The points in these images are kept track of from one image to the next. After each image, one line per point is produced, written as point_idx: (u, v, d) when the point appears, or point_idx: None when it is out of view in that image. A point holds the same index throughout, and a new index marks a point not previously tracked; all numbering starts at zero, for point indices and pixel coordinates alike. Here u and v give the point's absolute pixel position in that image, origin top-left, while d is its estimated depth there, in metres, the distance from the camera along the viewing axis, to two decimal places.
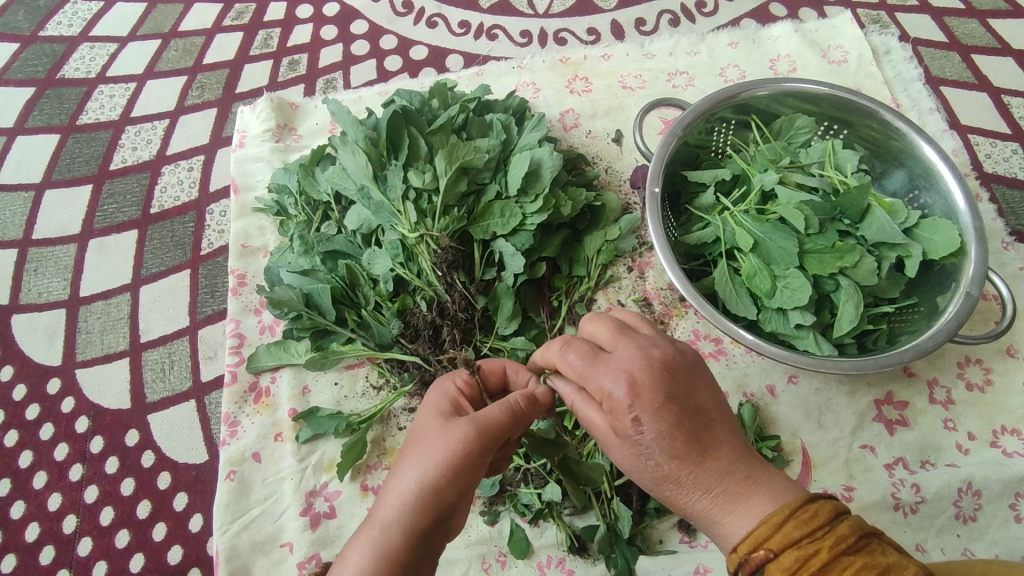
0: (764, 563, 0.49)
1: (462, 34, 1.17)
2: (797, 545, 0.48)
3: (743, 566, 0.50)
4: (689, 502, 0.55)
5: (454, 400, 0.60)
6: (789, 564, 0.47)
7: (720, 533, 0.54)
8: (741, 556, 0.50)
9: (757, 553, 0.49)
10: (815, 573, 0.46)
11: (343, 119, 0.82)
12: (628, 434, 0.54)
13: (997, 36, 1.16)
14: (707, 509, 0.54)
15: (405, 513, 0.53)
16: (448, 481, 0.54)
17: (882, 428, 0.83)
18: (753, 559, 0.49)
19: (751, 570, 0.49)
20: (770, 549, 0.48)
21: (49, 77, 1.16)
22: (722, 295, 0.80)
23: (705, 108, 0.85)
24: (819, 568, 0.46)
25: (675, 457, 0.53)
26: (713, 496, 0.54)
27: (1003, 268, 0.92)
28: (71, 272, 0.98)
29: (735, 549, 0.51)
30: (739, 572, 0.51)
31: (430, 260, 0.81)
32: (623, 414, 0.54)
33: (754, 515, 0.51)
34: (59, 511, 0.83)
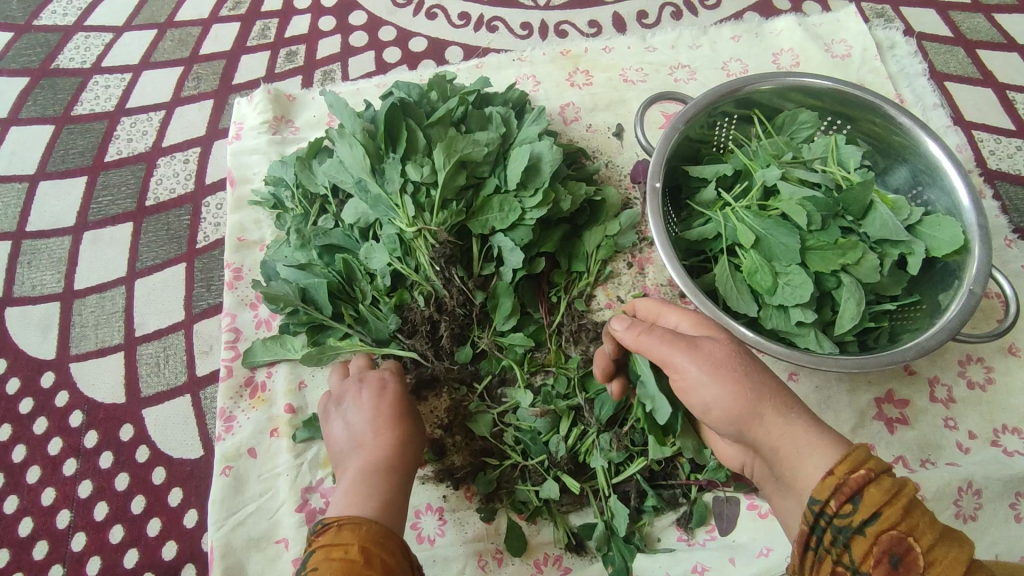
0: (864, 483, 0.47)
1: (462, 26, 1.16)
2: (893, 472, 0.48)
3: (840, 488, 0.48)
4: (769, 430, 0.54)
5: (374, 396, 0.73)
6: (890, 487, 0.46)
7: (804, 463, 0.52)
8: (839, 477, 0.48)
9: (856, 473, 0.48)
10: (911, 497, 0.46)
11: (341, 111, 0.81)
12: (700, 349, 0.58)
13: (1004, 31, 1.14)
14: (793, 443, 0.53)
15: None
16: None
17: (882, 427, 0.83)
18: (852, 481, 0.48)
19: (849, 492, 0.47)
20: (870, 469, 0.47)
21: (44, 67, 1.14)
22: (723, 291, 0.79)
23: (708, 102, 0.84)
24: (912, 495, 0.46)
25: (742, 378, 0.55)
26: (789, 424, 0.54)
27: (1006, 265, 0.92)
28: (65, 265, 0.97)
29: (829, 472, 0.49)
30: (833, 498, 0.48)
31: (428, 254, 0.80)
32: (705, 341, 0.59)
33: (842, 447, 0.52)
34: (53, 506, 0.83)
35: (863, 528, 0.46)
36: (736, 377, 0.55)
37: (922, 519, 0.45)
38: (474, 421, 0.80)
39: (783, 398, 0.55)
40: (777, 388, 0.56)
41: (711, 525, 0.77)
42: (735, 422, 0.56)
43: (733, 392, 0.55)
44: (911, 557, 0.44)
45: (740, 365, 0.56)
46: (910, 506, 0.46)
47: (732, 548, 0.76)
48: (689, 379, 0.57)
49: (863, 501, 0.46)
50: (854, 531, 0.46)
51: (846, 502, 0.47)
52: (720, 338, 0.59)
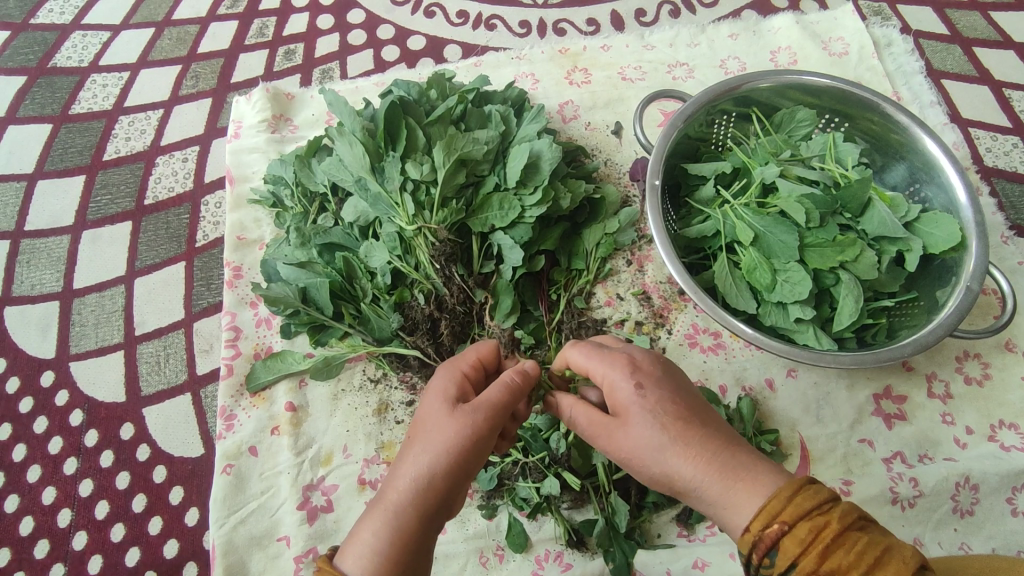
0: (779, 537, 0.48)
1: (460, 25, 1.16)
2: (808, 518, 0.48)
3: (757, 544, 0.49)
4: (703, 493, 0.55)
5: (459, 381, 0.62)
6: (804, 538, 0.47)
7: (731, 519, 0.53)
8: (755, 535, 0.50)
9: (770, 529, 0.49)
10: (827, 542, 0.47)
11: (340, 109, 0.80)
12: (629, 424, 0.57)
13: (999, 29, 1.15)
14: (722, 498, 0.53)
15: (408, 499, 0.56)
16: (452, 470, 0.57)
17: (881, 423, 0.83)
18: (766, 537, 0.49)
19: (766, 548, 0.49)
20: (784, 522, 0.48)
21: (41, 65, 1.14)
22: (722, 288, 0.80)
23: (707, 100, 0.84)
24: (830, 539, 0.47)
25: (675, 445, 0.55)
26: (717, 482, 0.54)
27: (1003, 262, 0.92)
28: (64, 264, 0.97)
29: (747, 528, 0.51)
30: (753, 553, 0.50)
31: (428, 252, 0.80)
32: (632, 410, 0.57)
33: (763, 493, 0.52)
34: (54, 505, 0.83)
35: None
36: (675, 443, 0.55)
37: (840, 559, 0.46)
38: None
39: (721, 450, 0.55)
40: (699, 446, 0.55)
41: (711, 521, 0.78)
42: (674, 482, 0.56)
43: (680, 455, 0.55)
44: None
45: (690, 427, 0.56)
46: (827, 552, 0.47)
47: (732, 543, 0.76)
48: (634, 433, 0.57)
49: (779, 555, 0.48)
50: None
51: (764, 556, 0.49)
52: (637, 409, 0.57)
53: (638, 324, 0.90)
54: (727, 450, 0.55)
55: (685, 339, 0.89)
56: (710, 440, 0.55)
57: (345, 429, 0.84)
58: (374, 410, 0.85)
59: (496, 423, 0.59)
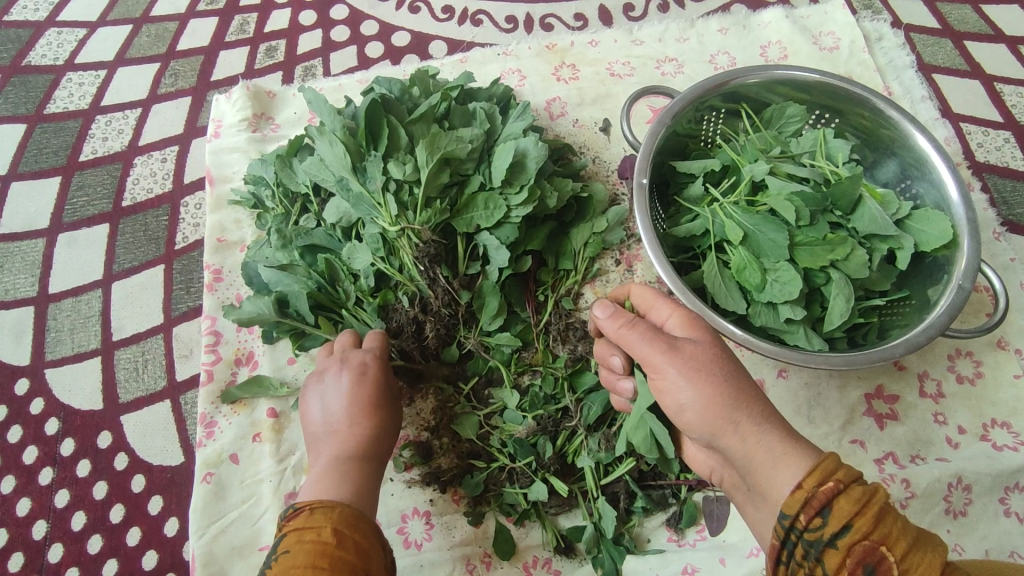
0: (833, 495, 0.47)
1: (446, 20, 1.14)
2: (861, 482, 0.48)
3: (809, 500, 0.48)
4: (743, 438, 0.54)
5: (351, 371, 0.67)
6: (858, 496, 0.47)
7: (774, 477, 0.52)
8: (807, 491, 0.48)
9: (824, 486, 0.48)
10: (880, 506, 0.46)
11: (320, 108, 0.78)
12: (682, 351, 0.56)
13: (991, 22, 1.14)
14: (768, 452, 0.53)
15: (345, 438, 0.63)
16: (374, 409, 0.66)
17: (872, 423, 0.82)
18: (820, 494, 0.48)
19: (818, 505, 0.47)
20: (839, 480, 0.48)
21: (14, 64, 1.11)
22: (711, 289, 0.78)
23: (695, 96, 0.82)
24: (882, 504, 0.46)
25: (719, 390, 0.54)
26: (770, 437, 0.53)
27: (995, 258, 0.91)
28: (39, 268, 0.94)
29: (799, 485, 0.49)
30: (802, 512, 0.48)
31: (412, 254, 0.78)
32: (691, 344, 0.57)
33: (808, 454, 0.52)
34: (29, 516, 0.81)
35: (834, 540, 0.46)
36: (715, 385, 0.54)
37: (891, 526, 0.46)
38: (459, 423, 0.79)
39: (763, 407, 0.55)
40: (752, 398, 0.55)
41: (701, 525, 0.77)
42: (707, 427, 0.55)
43: (710, 401, 0.54)
44: (883, 564, 0.44)
45: (725, 377, 0.55)
46: (880, 515, 0.46)
47: (722, 548, 0.75)
48: (666, 380, 0.56)
49: (833, 514, 0.47)
50: (825, 543, 0.46)
51: (815, 516, 0.47)
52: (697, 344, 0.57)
53: None
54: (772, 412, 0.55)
55: None
56: (751, 395, 0.55)
57: None
58: None
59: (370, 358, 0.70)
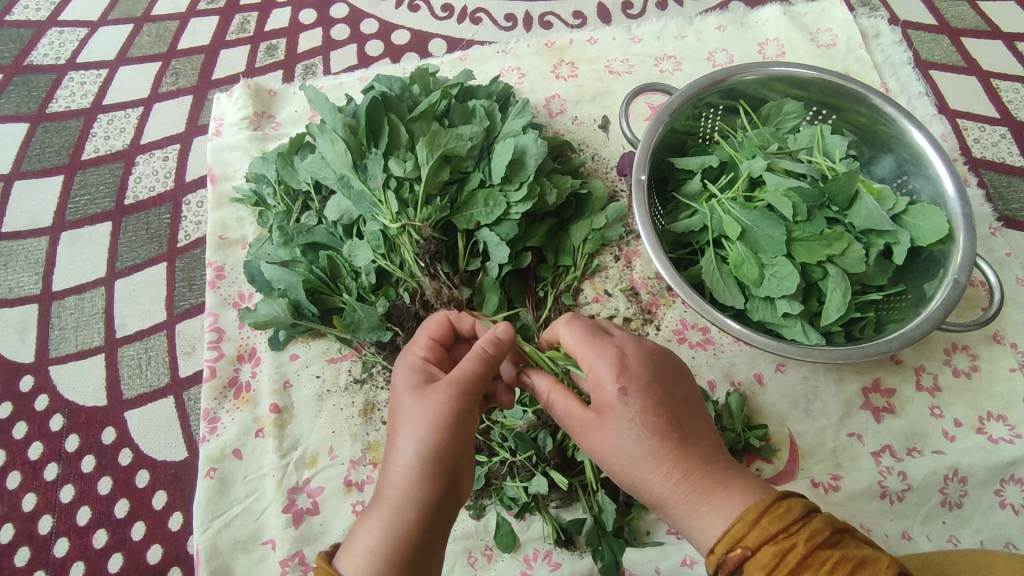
0: (742, 561, 0.51)
1: (445, 19, 1.14)
2: (773, 542, 0.50)
3: (721, 566, 0.52)
4: (658, 503, 0.58)
5: (426, 374, 0.61)
6: (766, 561, 0.49)
7: (694, 536, 0.56)
8: (718, 558, 0.52)
9: (733, 553, 0.51)
10: (794, 564, 0.48)
11: (321, 106, 0.79)
12: (586, 438, 0.58)
13: (987, 19, 1.14)
14: (681, 516, 0.56)
15: (407, 497, 0.56)
16: (445, 437, 0.56)
17: (869, 416, 0.83)
18: (730, 560, 0.51)
19: (728, 572, 0.51)
20: (746, 547, 0.51)
21: (17, 63, 1.12)
22: (709, 284, 0.79)
23: (693, 93, 0.83)
24: (796, 563, 0.48)
25: (623, 471, 0.57)
26: (681, 504, 0.56)
27: (991, 253, 0.92)
28: (43, 266, 0.95)
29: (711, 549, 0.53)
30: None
31: (412, 250, 0.79)
32: (594, 430, 0.57)
33: (728, 513, 0.54)
34: (34, 511, 0.81)
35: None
36: (620, 468, 0.57)
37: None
38: None
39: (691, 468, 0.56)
40: (657, 473, 0.56)
41: None
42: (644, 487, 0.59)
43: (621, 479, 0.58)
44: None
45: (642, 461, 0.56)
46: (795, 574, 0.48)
47: None
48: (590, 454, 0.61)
49: None
50: None
51: None
52: (602, 426, 0.57)
53: (626, 320, 0.89)
54: (684, 480, 0.56)
55: (673, 335, 0.88)
56: (656, 472, 0.56)
57: (330, 430, 0.83)
58: (360, 411, 0.84)
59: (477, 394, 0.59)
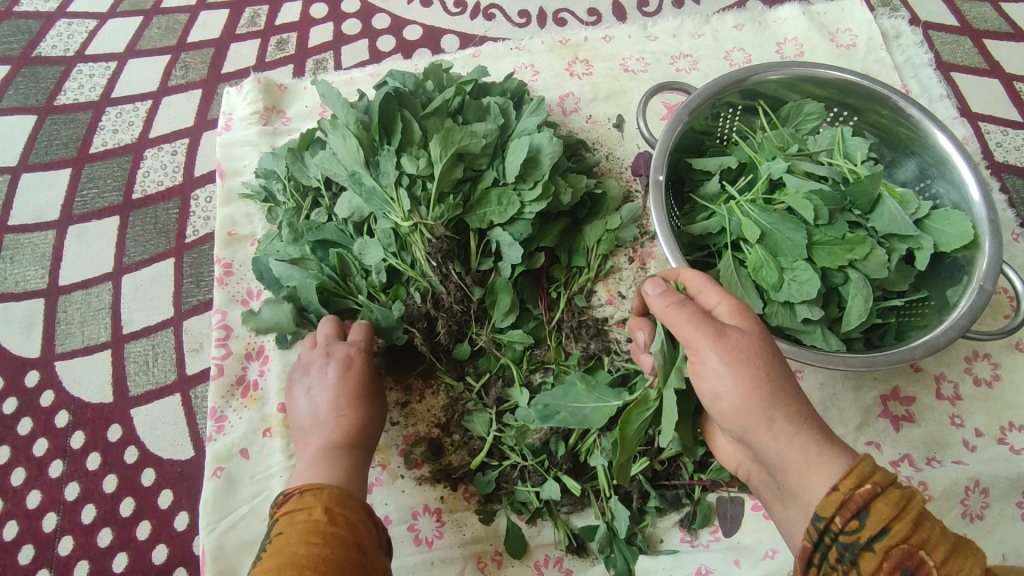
0: (871, 498, 0.47)
1: (458, 14, 1.13)
2: (897, 488, 0.47)
3: (846, 502, 0.48)
4: (775, 435, 0.53)
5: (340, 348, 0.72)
6: (896, 500, 0.46)
7: (804, 479, 0.51)
8: (844, 493, 0.48)
9: (862, 488, 0.47)
10: (919, 510, 0.46)
11: (333, 102, 0.78)
12: (726, 337, 0.54)
13: (1010, 20, 1.12)
14: (800, 452, 0.52)
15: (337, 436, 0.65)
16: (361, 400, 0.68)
17: (888, 425, 0.81)
18: (857, 496, 0.47)
19: (855, 508, 0.47)
20: (876, 483, 0.47)
21: (25, 55, 1.11)
22: (726, 287, 0.78)
23: (712, 93, 0.81)
24: (920, 509, 0.46)
25: (756, 382, 0.53)
26: (805, 438, 0.52)
27: (1014, 260, 0.90)
28: (49, 260, 0.94)
29: (833, 487, 0.49)
30: (838, 515, 0.48)
31: (424, 249, 0.77)
32: (737, 332, 0.55)
33: (840, 458, 0.51)
34: (39, 509, 0.80)
35: (872, 543, 0.46)
36: (753, 376, 0.53)
37: (924, 530, 0.46)
38: (471, 421, 0.79)
39: (801, 411, 0.53)
40: (791, 394, 0.53)
41: (714, 526, 0.76)
42: (741, 419, 0.54)
43: (743, 393, 0.53)
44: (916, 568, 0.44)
45: (764, 370, 0.53)
46: (919, 520, 0.46)
47: (736, 550, 0.74)
48: (705, 365, 0.55)
49: (871, 517, 0.46)
50: (862, 547, 0.46)
51: (851, 518, 0.47)
52: (747, 330, 0.55)
53: None
54: (810, 411, 0.53)
55: None
56: (791, 393, 0.53)
57: None
58: None
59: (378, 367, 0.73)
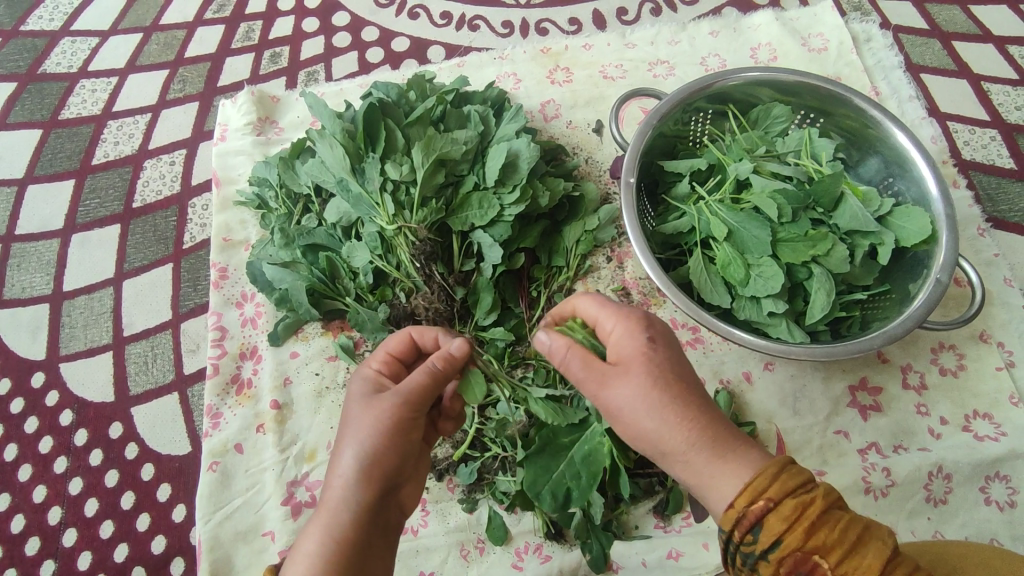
0: (764, 514, 0.50)
1: (444, 26, 1.17)
2: (793, 497, 0.50)
3: (741, 520, 0.51)
4: (681, 461, 0.56)
5: (375, 378, 0.64)
6: (788, 514, 0.49)
7: (712, 495, 0.54)
8: (739, 511, 0.51)
9: (755, 506, 0.50)
10: (813, 519, 0.49)
11: (321, 112, 0.82)
12: (609, 386, 0.58)
13: (979, 22, 1.15)
14: (703, 472, 0.55)
15: (347, 498, 0.58)
16: (382, 455, 0.59)
17: (856, 414, 0.84)
18: (751, 513, 0.50)
19: (749, 525, 0.50)
20: (770, 499, 0.50)
21: (31, 72, 1.16)
22: (697, 284, 0.81)
23: (682, 98, 0.85)
24: (815, 517, 0.49)
25: (647, 421, 0.56)
26: (705, 456, 0.55)
27: (979, 254, 0.93)
28: (54, 267, 0.99)
29: (731, 505, 0.52)
30: (736, 529, 0.51)
31: (409, 252, 0.81)
32: (621, 372, 0.58)
33: (741, 469, 0.53)
34: (44, 503, 0.84)
35: (766, 554, 0.50)
36: (643, 415, 0.57)
37: (817, 536, 0.49)
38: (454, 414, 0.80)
39: (695, 430, 0.55)
40: (687, 418, 0.56)
41: (687, 512, 0.79)
42: (652, 451, 0.58)
43: (641, 431, 0.57)
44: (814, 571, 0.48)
45: (654, 405, 0.56)
46: (812, 528, 0.49)
47: (706, 534, 0.78)
48: (608, 415, 0.59)
49: (764, 532, 0.50)
50: (759, 556, 0.50)
51: (747, 533, 0.51)
52: (634, 367, 0.58)
53: None
54: (709, 427, 0.56)
55: None
56: (685, 416, 0.56)
57: (329, 425, 0.85)
58: None
59: (428, 403, 0.62)
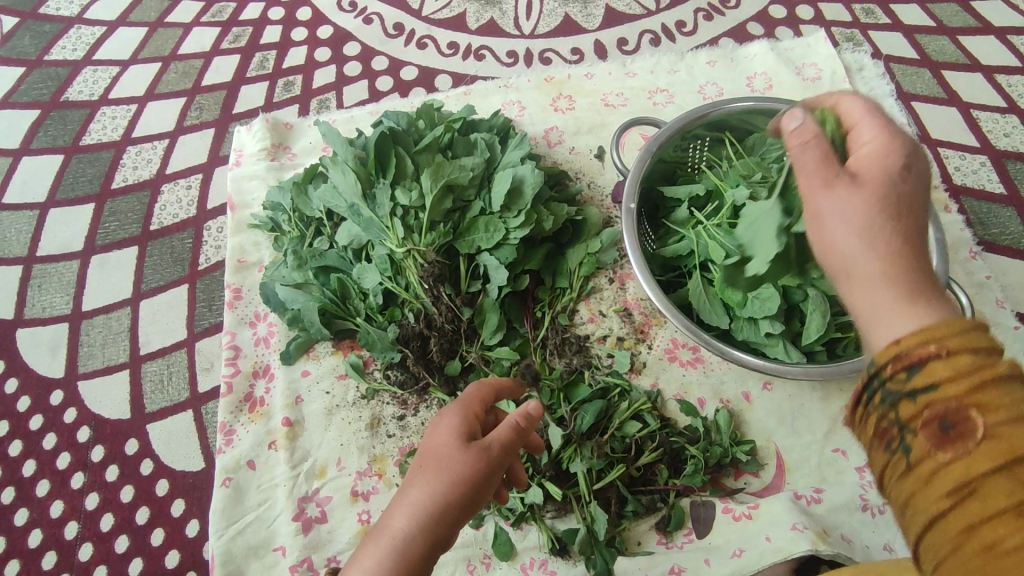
0: (930, 357, 0.40)
1: (451, 55, 1.22)
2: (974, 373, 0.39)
3: (899, 356, 0.41)
4: (868, 301, 0.45)
5: (466, 419, 0.62)
6: (961, 365, 0.39)
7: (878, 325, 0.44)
8: (903, 346, 0.41)
9: (926, 345, 0.41)
10: (990, 375, 0.39)
11: (334, 140, 0.86)
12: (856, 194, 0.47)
13: (968, 52, 1.20)
14: (875, 305, 0.44)
15: (415, 531, 0.56)
16: (456, 499, 0.57)
17: (853, 433, 0.86)
18: (916, 350, 0.41)
19: (910, 363, 0.41)
20: (944, 343, 0.40)
21: (54, 99, 1.20)
22: (696, 305, 0.85)
23: (680, 127, 0.89)
24: (994, 372, 0.39)
25: (893, 273, 0.44)
26: (876, 289, 0.44)
27: (971, 276, 0.96)
28: (73, 287, 1.02)
29: (895, 341, 0.42)
30: (890, 364, 0.42)
31: (418, 273, 0.84)
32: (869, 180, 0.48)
33: (927, 313, 0.42)
34: (61, 518, 0.87)
35: (915, 395, 0.41)
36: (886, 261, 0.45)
37: (1012, 438, 0.38)
38: None
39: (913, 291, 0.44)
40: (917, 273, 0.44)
41: (689, 529, 0.81)
42: (866, 244, 0.45)
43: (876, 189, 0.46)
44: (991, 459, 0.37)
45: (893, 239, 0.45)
46: (986, 384, 0.39)
47: (707, 550, 0.80)
48: (823, 205, 0.48)
49: (922, 372, 0.40)
50: (904, 396, 0.41)
51: (902, 370, 0.41)
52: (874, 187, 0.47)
53: (620, 340, 0.94)
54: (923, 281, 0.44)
55: (665, 353, 0.92)
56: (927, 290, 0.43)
57: (339, 443, 0.88)
58: (367, 424, 0.88)
59: (503, 461, 0.60)
